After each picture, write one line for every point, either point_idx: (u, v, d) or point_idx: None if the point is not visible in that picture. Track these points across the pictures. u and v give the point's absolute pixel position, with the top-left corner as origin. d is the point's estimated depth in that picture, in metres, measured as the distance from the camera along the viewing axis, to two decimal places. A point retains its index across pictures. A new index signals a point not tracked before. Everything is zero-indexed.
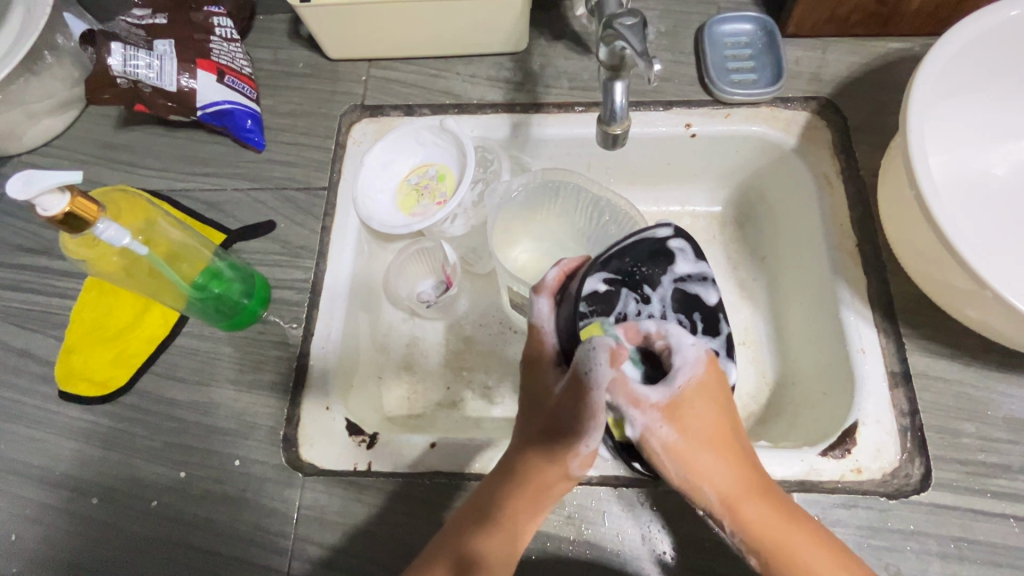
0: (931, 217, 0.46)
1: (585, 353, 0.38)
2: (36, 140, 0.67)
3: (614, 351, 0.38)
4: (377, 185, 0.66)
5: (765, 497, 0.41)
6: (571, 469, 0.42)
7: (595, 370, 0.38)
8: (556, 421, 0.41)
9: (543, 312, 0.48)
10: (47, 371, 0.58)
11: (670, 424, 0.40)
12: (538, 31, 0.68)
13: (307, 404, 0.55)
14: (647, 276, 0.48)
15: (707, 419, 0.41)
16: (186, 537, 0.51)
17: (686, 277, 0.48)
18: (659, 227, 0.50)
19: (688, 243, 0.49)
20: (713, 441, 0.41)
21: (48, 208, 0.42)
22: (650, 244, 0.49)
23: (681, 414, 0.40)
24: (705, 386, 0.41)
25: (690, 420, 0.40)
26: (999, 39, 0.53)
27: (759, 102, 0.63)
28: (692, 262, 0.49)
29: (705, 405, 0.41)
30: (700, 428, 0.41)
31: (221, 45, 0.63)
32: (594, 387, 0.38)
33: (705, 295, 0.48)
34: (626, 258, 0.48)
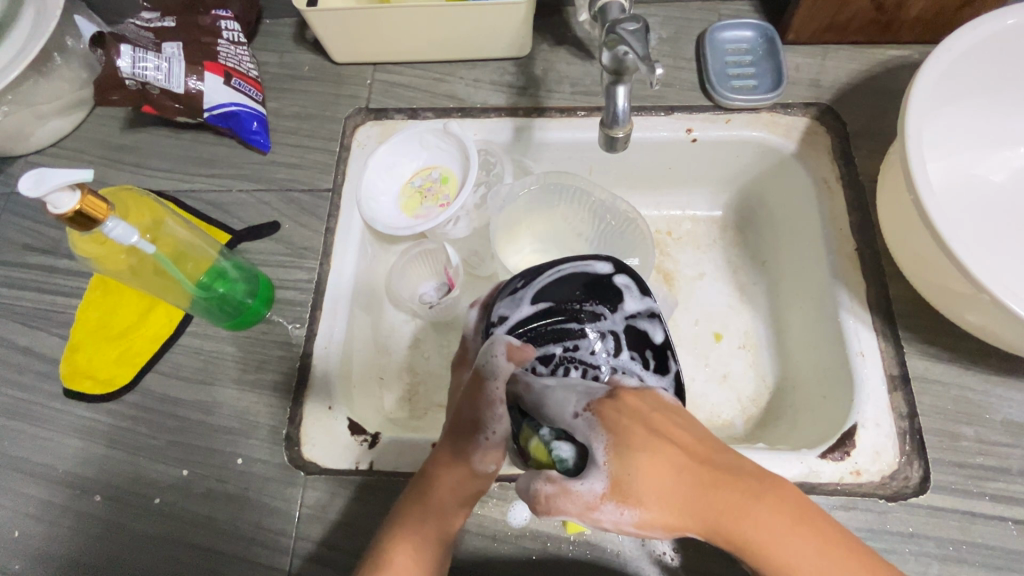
0: (930, 221, 0.46)
1: (486, 350, 0.43)
2: (44, 140, 0.67)
3: (512, 347, 0.43)
4: (381, 188, 0.67)
5: (755, 504, 0.33)
6: (482, 462, 0.42)
7: (491, 361, 0.42)
8: (461, 415, 0.43)
9: (472, 322, 0.53)
10: (51, 369, 0.59)
11: (626, 505, 0.34)
12: (541, 36, 0.69)
13: (310, 403, 0.55)
14: (590, 307, 0.49)
15: (657, 478, 0.34)
16: (189, 535, 0.51)
17: (634, 315, 0.49)
18: (601, 259, 0.51)
19: (632, 280, 0.50)
20: (675, 484, 0.34)
21: (59, 206, 0.42)
22: (591, 278, 0.50)
23: (624, 484, 0.34)
24: (623, 440, 0.35)
25: (636, 488, 0.34)
26: (997, 47, 0.53)
27: (760, 108, 0.64)
28: (639, 299, 0.50)
29: (645, 453, 0.34)
30: (658, 484, 0.34)
31: (228, 48, 0.64)
32: (492, 377, 0.41)
33: (652, 332, 0.48)
34: (563, 290, 0.49)
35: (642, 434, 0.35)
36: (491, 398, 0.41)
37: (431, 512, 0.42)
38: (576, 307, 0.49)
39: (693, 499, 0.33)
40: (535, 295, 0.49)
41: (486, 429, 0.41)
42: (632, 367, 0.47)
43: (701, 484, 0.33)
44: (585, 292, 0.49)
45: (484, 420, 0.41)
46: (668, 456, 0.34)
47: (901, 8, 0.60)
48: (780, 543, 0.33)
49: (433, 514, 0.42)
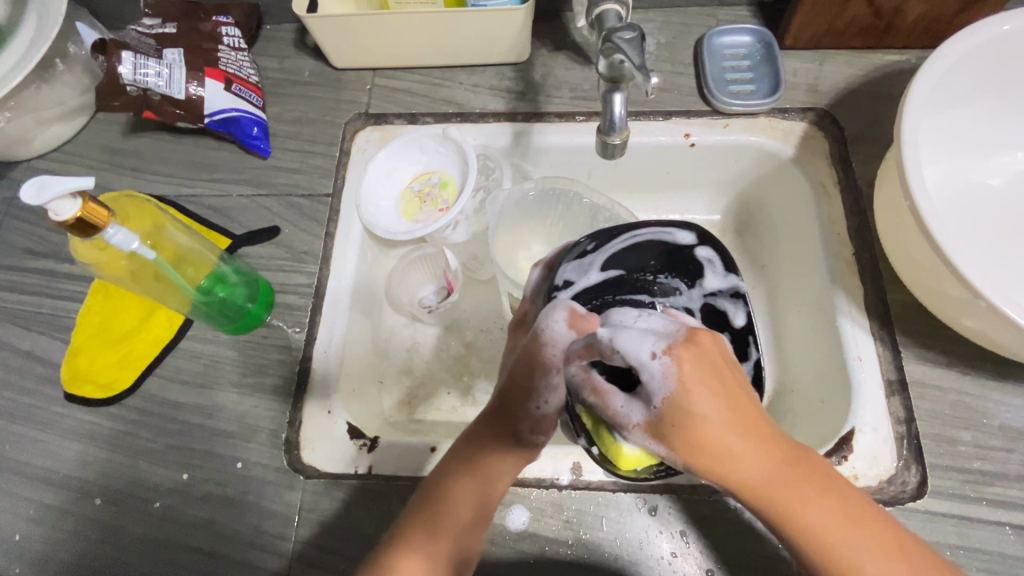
0: (926, 226, 0.46)
1: (543, 314, 0.35)
2: (46, 145, 0.68)
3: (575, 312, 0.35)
4: (380, 193, 0.67)
5: (793, 478, 0.32)
6: (530, 445, 0.40)
7: (551, 326, 0.34)
8: (508, 397, 0.39)
9: (532, 282, 0.49)
10: (52, 373, 0.59)
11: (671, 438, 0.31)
12: (540, 42, 0.69)
13: (309, 407, 0.55)
14: (664, 280, 0.43)
15: (719, 427, 0.31)
16: (189, 539, 0.52)
17: (715, 294, 0.42)
18: (685, 226, 0.44)
19: (717, 254, 0.43)
20: (733, 438, 0.31)
21: (59, 213, 0.43)
22: (669, 248, 0.44)
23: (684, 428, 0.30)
24: (694, 384, 0.30)
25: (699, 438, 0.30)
26: (994, 52, 0.54)
27: (757, 113, 0.64)
28: (722, 276, 0.43)
29: (715, 393, 0.31)
30: (722, 436, 0.31)
31: (228, 54, 0.65)
32: (550, 343, 0.34)
33: (733, 315, 0.42)
34: (636, 255, 0.44)
35: (716, 374, 0.31)
36: (546, 368, 0.35)
37: (449, 529, 0.42)
38: (646, 277, 0.43)
39: (747, 459, 0.31)
40: (604, 261, 0.44)
41: (538, 400, 0.37)
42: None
43: (755, 443, 0.31)
44: (661, 265, 0.43)
45: (536, 390, 0.37)
46: (731, 404, 0.31)
47: (899, 12, 0.60)
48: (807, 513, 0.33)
49: (453, 529, 0.42)
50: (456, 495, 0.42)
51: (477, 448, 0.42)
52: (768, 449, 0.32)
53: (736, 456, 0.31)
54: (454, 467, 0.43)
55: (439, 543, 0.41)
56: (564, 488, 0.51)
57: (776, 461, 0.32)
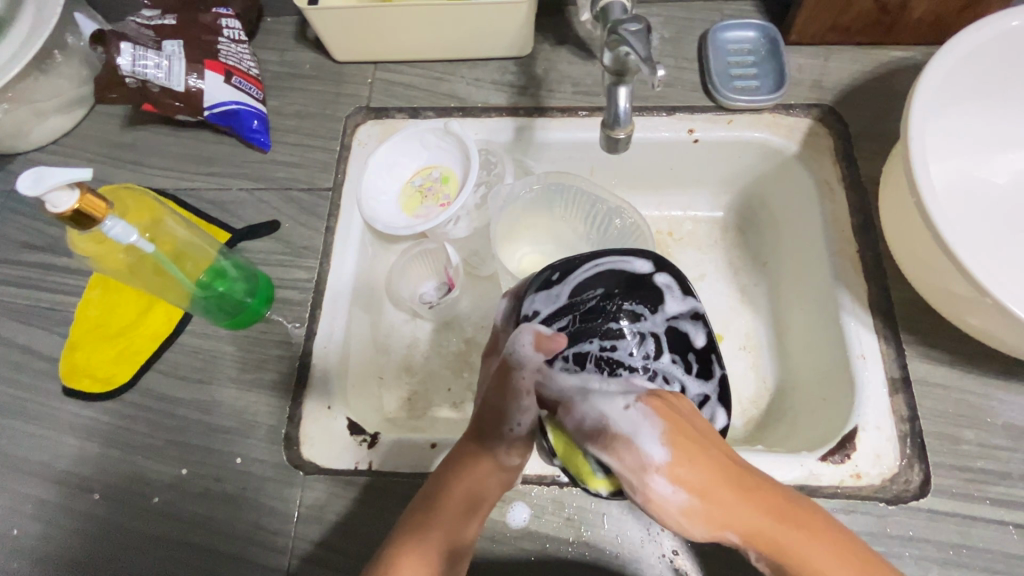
0: (931, 223, 0.46)
1: (511, 340, 0.43)
2: (44, 138, 0.67)
3: (540, 336, 0.42)
4: (382, 188, 0.66)
5: (786, 525, 0.35)
6: (507, 456, 0.44)
7: (518, 350, 0.42)
8: (485, 413, 0.44)
9: (501, 312, 0.51)
10: (50, 367, 0.58)
11: (681, 489, 0.34)
12: (542, 35, 0.68)
13: (309, 403, 0.55)
14: (629, 306, 0.46)
15: (716, 476, 0.34)
16: (188, 535, 0.51)
17: (676, 316, 0.46)
18: (643, 254, 0.48)
19: (674, 280, 0.47)
20: (727, 488, 0.34)
21: (57, 205, 0.42)
22: (629, 275, 0.47)
23: (684, 477, 0.34)
24: (681, 436, 0.35)
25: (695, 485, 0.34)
26: (1001, 49, 0.53)
27: (761, 109, 0.63)
28: (681, 300, 0.47)
29: (696, 454, 0.35)
30: (712, 490, 0.34)
31: (228, 46, 0.64)
32: (520, 366, 0.42)
33: (693, 336, 0.46)
34: (600, 285, 0.47)
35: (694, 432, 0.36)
36: (519, 389, 0.42)
37: (443, 524, 0.42)
38: (611, 305, 0.46)
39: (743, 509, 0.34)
40: (570, 291, 0.47)
41: (511, 420, 0.43)
42: (673, 372, 0.44)
43: (746, 495, 0.34)
44: (625, 292, 0.46)
45: (511, 409, 0.43)
46: (720, 462, 0.35)
47: (905, 8, 0.59)
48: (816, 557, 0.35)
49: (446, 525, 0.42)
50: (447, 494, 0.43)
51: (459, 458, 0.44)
52: (762, 498, 0.35)
53: (734, 506, 0.34)
54: (441, 473, 0.44)
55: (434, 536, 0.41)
56: (564, 486, 0.50)
57: (771, 509, 0.35)
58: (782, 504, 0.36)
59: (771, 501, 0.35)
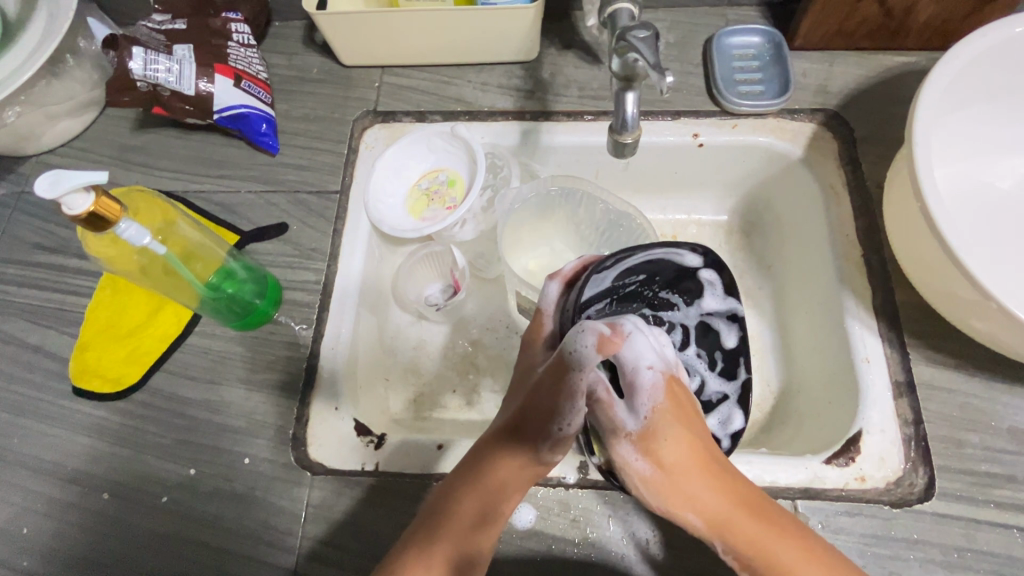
0: (936, 227, 0.46)
1: (572, 336, 0.36)
2: (55, 140, 0.68)
3: (603, 337, 0.35)
4: (389, 191, 0.67)
5: (748, 516, 0.38)
6: (547, 455, 0.41)
7: (579, 351, 0.36)
8: (529, 409, 0.40)
9: (550, 297, 0.48)
10: (61, 367, 0.59)
11: (647, 459, 0.38)
12: (549, 40, 0.69)
13: (317, 404, 0.55)
14: (664, 295, 0.47)
15: (687, 454, 0.38)
16: (197, 534, 0.52)
17: (711, 314, 0.47)
18: (687, 246, 0.46)
19: (719, 276, 0.46)
20: (694, 468, 0.38)
21: (73, 207, 0.43)
22: (676, 267, 0.46)
23: (657, 445, 0.37)
24: (670, 412, 0.38)
25: (663, 451, 0.38)
26: (1005, 55, 0.54)
27: (766, 114, 0.64)
28: (721, 299, 0.47)
29: (674, 428, 0.38)
30: (680, 464, 0.38)
31: (238, 51, 0.65)
32: (578, 367, 0.36)
33: (724, 337, 0.47)
34: (645, 272, 0.46)
35: (686, 412, 0.39)
36: (574, 391, 0.37)
37: (456, 534, 0.42)
38: (649, 293, 0.46)
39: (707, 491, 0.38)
40: (616, 276, 0.45)
41: (561, 420, 0.38)
42: (696, 365, 0.47)
43: (710, 478, 0.38)
44: (665, 283, 0.47)
45: (560, 410, 0.38)
46: (697, 445, 0.39)
47: (910, 13, 0.60)
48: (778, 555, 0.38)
49: (464, 532, 0.42)
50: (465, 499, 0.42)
51: (487, 459, 0.43)
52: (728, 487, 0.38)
53: (697, 487, 0.38)
54: (466, 472, 0.43)
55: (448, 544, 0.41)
56: (571, 487, 0.51)
57: (737, 499, 0.38)
58: (751, 499, 0.39)
59: (738, 493, 0.39)
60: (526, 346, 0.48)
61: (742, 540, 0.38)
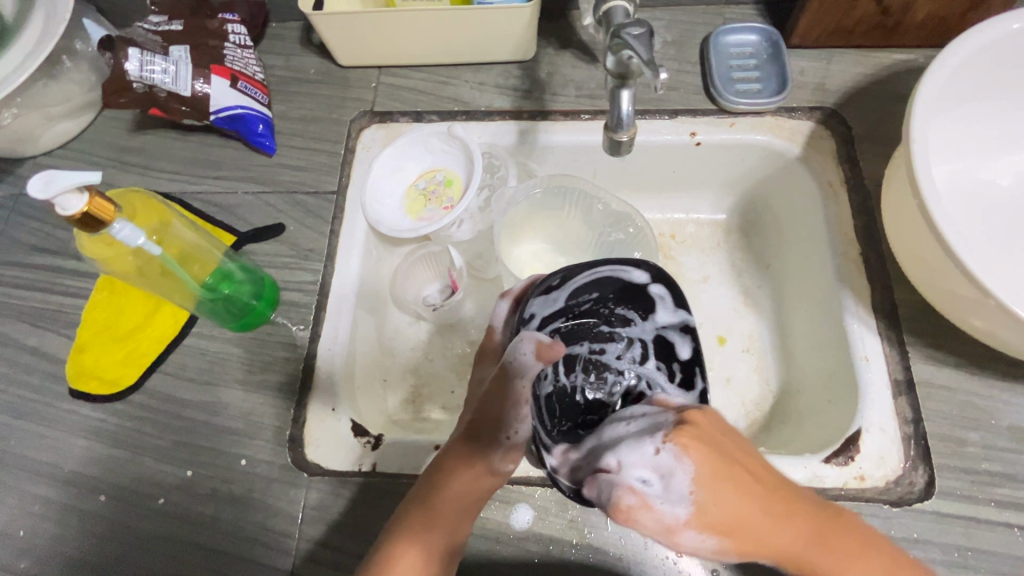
0: (934, 225, 0.46)
1: (512, 345, 0.38)
2: (52, 142, 0.68)
3: (542, 343, 0.37)
4: (386, 191, 0.67)
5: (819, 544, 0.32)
6: (502, 462, 0.42)
7: (519, 358, 0.37)
8: (480, 418, 0.41)
9: (500, 316, 0.49)
10: (59, 369, 0.59)
11: (712, 538, 0.27)
12: (545, 40, 0.69)
13: (314, 405, 0.55)
14: (620, 311, 0.42)
15: (752, 516, 0.28)
16: (194, 536, 0.52)
17: (665, 328, 0.41)
18: (640, 264, 0.44)
19: (669, 291, 0.42)
20: (765, 520, 0.28)
21: (66, 208, 0.43)
22: (622, 283, 0.43)
23: (719, 517, 0.27)
24: (717, 470, 0.27)
25: (733, 519, 0.27)
26: (1003, 51, 0.53)
27: (764, 112, 0.64)
28: (673, 312, 0.41)
29: (732, 493, 0.27)
30: (752, 524, 0.28)
31: (234, 52, 0.65)
32: (521, 375, 0.37)
33: (680, 348, 0.40)
34: (595, 290, 0.43)
35: (730, 461, 0.27)
36: (518, 397, 0.38)
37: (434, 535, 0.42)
38: (604, 311, 0.42)
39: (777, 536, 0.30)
40: (568, 295, 0.44)
41: (508, 428, 0.39)
42: (656, 379, 0.39)
43: (783, 525, 0.29)
44: (618, 298, 0.42)
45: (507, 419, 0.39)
46: (761, 492, 0.28)
47: (907, 11, 0.60)
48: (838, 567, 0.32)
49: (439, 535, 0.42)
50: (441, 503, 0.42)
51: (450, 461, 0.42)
52: (798, 519, 0.30)
53: (769, 540, 0.29)
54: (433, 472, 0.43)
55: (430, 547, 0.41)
56: None
57: (806, 526, 0.31)
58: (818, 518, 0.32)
59: (812, 524, 0.31)
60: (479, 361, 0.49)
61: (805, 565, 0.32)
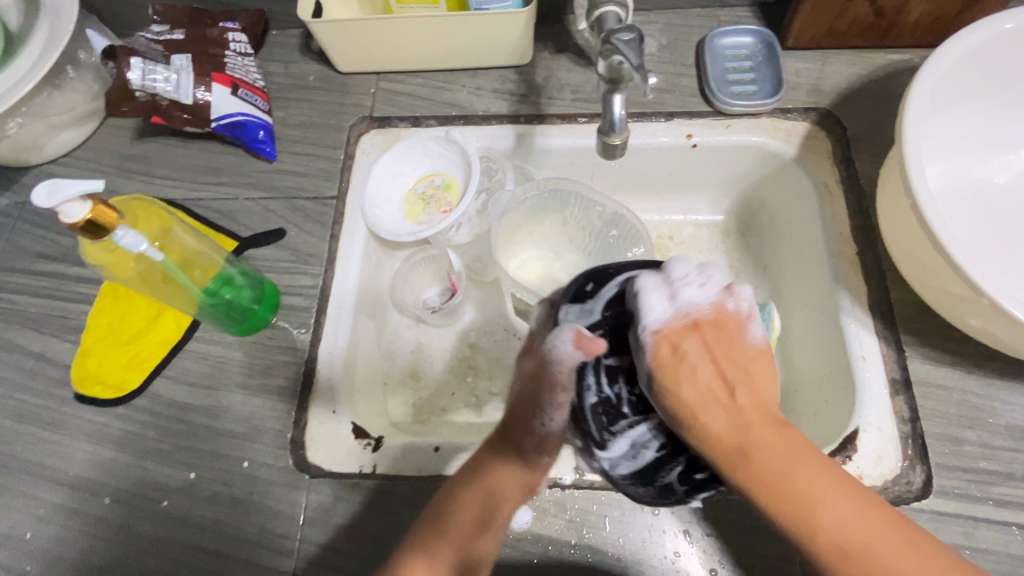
0: (927, 224, 0.46)
1: (552, 337, 0.43)
2: (56, 151, 0.69)
3: (580, 334, 0.42)
4: (385, 196, 0.67)
5: (765, 436, 0.39)
6: (537, 454, 0.46)
7: (558, 347, 0.42)
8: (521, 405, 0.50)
9: (540, 317, 0.51)
10: (63, 374, 0.60)
11: (661, 378, 0.41)
12: (542, 44, 0.69)
13: (314, 408, 0.56)
14: None
15: (698, 369, 0.41)
16: (196, 538, 0.52)
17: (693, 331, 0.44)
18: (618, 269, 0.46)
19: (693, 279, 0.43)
20: (704, 368, 0.42)
21: (70, 216, 0.44)
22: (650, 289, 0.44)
23: (670, 364, 0.41)
24: (676, 335, 0.42)
25: (678, 367, 0.41)
26: (996, 50, 0.53)
27: (760, 113, 0.64)
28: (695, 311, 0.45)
29: (689, 350, 0.42)
30: (689, 383, 0.41)
31: (234, 60, 0.66)
32: (558, 360, 0.43)
33: None
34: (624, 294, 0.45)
35: (696, 338, 0.43)
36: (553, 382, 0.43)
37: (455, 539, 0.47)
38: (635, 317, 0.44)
39: (725, 414, 0.40)
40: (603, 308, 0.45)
41: None
42: None
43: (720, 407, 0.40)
44: None
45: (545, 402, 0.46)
46: (710, 367, 0.42)
47: (900, 12, 0.60)
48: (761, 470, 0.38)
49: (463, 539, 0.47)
50: (460, 504, 0.48)
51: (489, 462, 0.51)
52: (733, 404, 0.40)
53: (700, 401, 0.40)
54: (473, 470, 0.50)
55: (449, 544, 0.47)
56: (567, 487, 0.51)
57: (747, 416, 0.40)
58: (773, 422, 0.40)
59: (752, 413, 0.40)
60: (523, 356, 0.53)
61: (756, 462, 0.38)
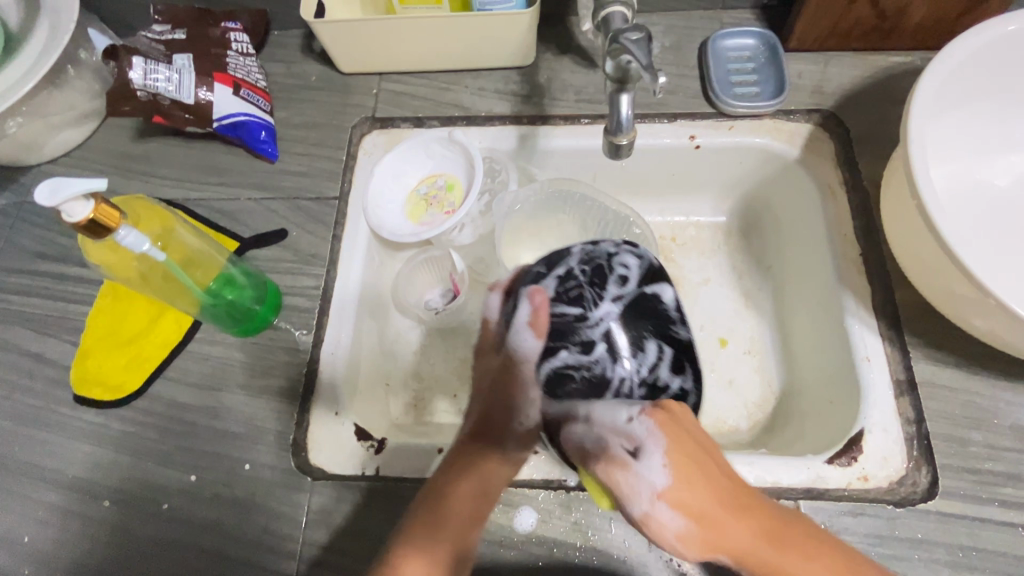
0: (933, 224, 0.46)
1: (513, 334, 0.49)
2: (56, 150, 0.69)
3: (534, 322, 0.48)
4: (387, 196, 0.67)
5: (778, 546, 0.38)
6: (515, 449, 0.48)
7: (523, 345, 0.48)
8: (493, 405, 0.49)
9: (493, 306, 0.53)
10: (63, 375, 0.59)
11: (673, 502, 0.38)
12: (545, 45, 0.69)
13: (317, 410, 0.55)
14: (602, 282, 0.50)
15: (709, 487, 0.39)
16: (198, 540, 0.52)
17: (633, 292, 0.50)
18: (573, 251, 0.52)
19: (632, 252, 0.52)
20: (712, 486, 0.39)
21: (72, 215, 0.43)
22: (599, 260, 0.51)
23: (678, 490, 0.38)
24: (675, 444, 0.39)
25: (686, 486, 0.38)
26: (999, 53, 0.54)
27: (762, 115, 0.64)
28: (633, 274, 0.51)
29: (692, 474, 0.39)
30: (703, 507, 0.38)
31: (237, 60, 0.66)
32: (525, 357, 0.48)
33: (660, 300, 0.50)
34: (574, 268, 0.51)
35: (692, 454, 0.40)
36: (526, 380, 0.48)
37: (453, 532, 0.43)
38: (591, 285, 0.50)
39: (737, 528, 0.38)
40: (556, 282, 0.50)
41: (521, 415, 0.48)
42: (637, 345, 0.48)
43: (739, 516, 0.38)
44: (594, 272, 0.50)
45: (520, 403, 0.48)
46: (715, 480, 0.39)
47: (903, 14, 0.60)
48: (796, 571, 0.37)
49: (460, 533, 0.44)
50: (457, 498, 0.45)
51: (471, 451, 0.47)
52: (745, 514, 0.39)
53: (719, 526, 0.38)
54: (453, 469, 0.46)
55: (441, 544, 0.43)
56: (572, 489, 0.50)
57: (757, 525, 0.38)
58: (778, 524, 0.39)
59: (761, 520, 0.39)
60: (480, 353, 0.54)
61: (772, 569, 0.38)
